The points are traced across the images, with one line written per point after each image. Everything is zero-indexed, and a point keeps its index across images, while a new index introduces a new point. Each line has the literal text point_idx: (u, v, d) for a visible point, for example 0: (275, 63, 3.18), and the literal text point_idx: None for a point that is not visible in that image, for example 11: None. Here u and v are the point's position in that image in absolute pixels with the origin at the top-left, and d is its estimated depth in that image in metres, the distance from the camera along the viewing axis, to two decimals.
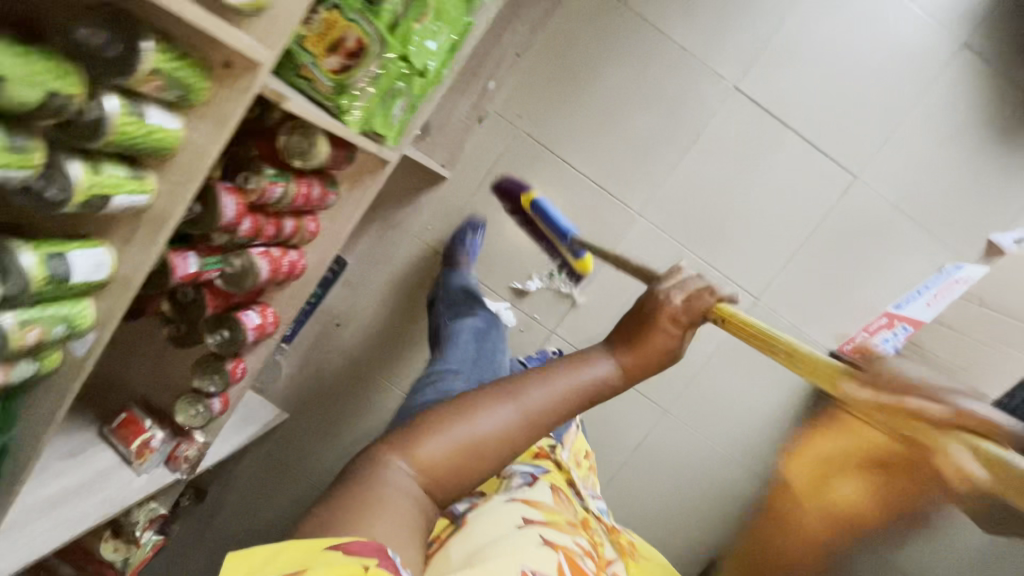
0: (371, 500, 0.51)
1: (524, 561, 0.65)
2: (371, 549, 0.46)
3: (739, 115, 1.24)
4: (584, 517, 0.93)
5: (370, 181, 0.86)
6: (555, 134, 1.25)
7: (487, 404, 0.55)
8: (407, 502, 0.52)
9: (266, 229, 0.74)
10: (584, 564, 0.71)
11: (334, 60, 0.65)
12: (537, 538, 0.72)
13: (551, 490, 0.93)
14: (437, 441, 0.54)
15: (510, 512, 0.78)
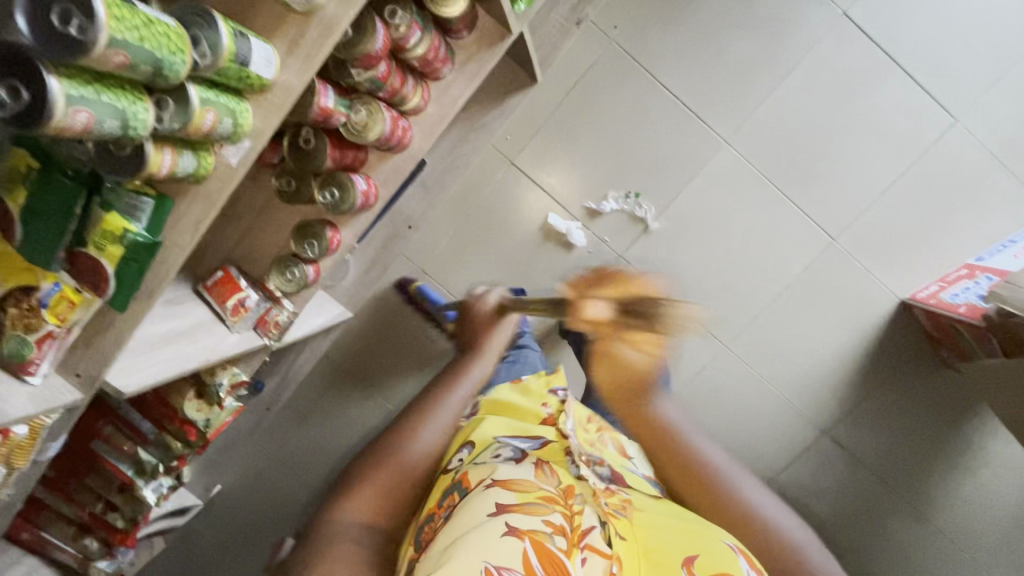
0: (328, 548, 0.54)
1: (489, 555, 0.55)
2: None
3: (842, 48, 1.18)
4: (573, 487, 0.70)
5: (490, 53, 0.84)
6: (650, 48, 1.21)
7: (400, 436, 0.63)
8: (353, 542, 0.55)
9: (393, 83, 0.72)
10: (555, 550, 0.58)
11: None
12: (502, 526, 0.59)
13: (536, 466, 0.72)
14: (359, 491, 0.59)
15: (479, 496, 0.64)
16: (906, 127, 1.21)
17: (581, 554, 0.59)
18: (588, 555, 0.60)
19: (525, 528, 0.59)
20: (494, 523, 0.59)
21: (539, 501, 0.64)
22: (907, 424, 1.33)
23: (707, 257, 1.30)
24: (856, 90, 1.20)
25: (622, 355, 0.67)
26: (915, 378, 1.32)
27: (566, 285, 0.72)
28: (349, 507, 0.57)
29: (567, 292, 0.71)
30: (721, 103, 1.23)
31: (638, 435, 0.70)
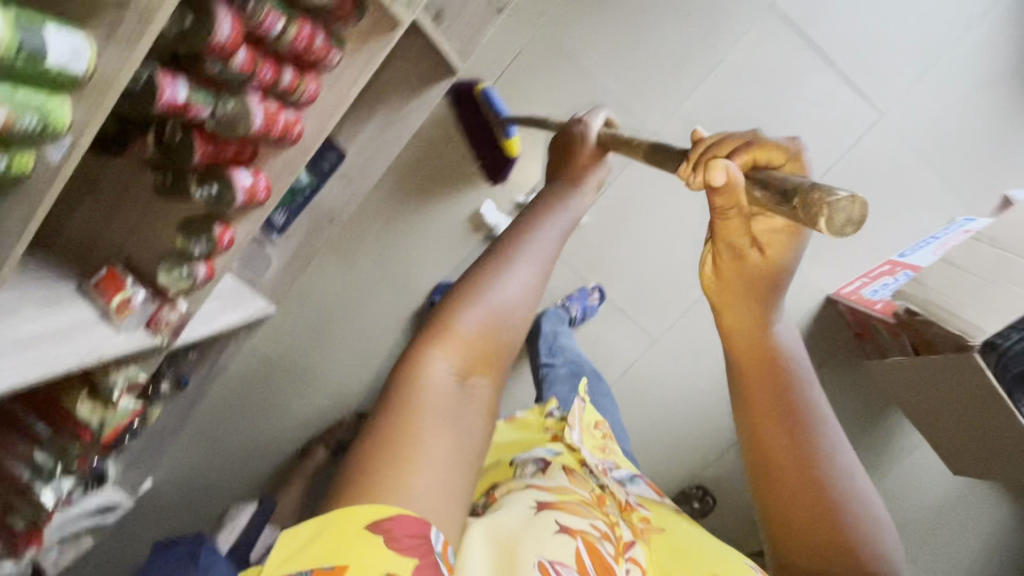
0: (417, 434, 0.47)
1: (543, 551, 0.57)
2: (416, 533, 0.44)
3: (767, 40, 1.16)
4: (603, 496, 0.74)
5: (381, 41, 0.79)
6: (574, 38, 1.18)
7: (495, 273, 0.55)
8: (447, 415, 0.50)
9: (263, 73, 0.69)
10: (603, 553, 0.61)
11: None
12: (553, 523, 0.62)
13: (567, 472, 0.76)
14: (475, 316, 0.53)
15: (521, 496, 0.68)
16: (833, 121, 1.20)
17: (624, 564, 0.63)
18: (630, 567, 0.63)
19: (575, 528, 0.62)
20: (544, 520, 0.62)
21: (578, 502, 0.68)
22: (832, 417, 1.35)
23: (636, 252, 1.29)
24: (784, 83, 1.19)
25: (746, 253, 0.57)
26: (839, 372, 1.32)
27: (744, 161, 0.50)
28: (434, 359, 0.51)
29: (731, 169, 0.48)
30: (647, 95, 1.21)
31: (742, 364, 0.64)
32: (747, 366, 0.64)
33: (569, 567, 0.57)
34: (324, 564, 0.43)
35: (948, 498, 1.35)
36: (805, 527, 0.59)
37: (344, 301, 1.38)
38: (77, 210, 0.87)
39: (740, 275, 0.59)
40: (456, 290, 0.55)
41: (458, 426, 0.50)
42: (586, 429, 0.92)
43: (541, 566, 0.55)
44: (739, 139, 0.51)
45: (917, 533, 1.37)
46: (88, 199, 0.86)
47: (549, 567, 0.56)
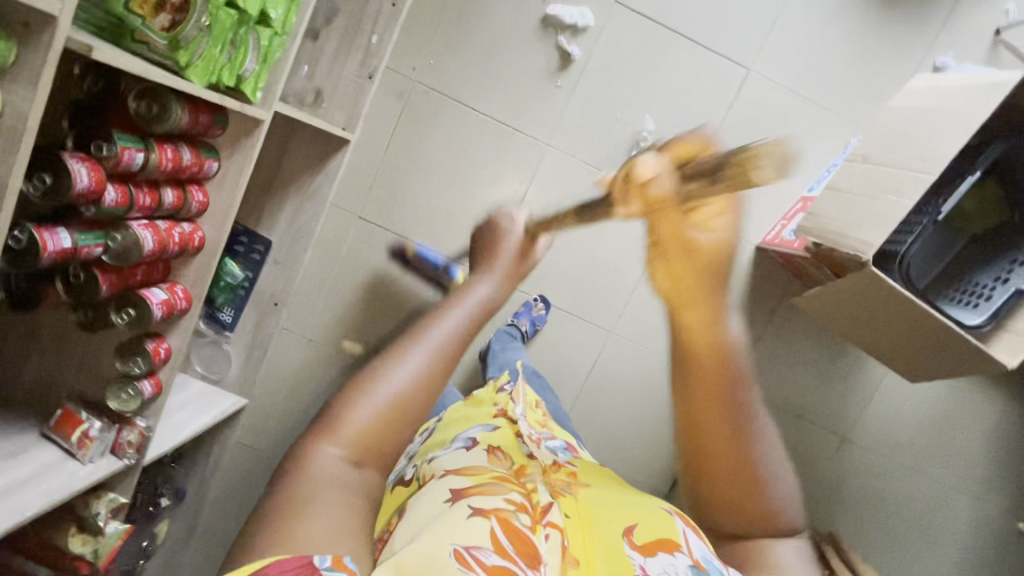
0: (296, 492, 0.50)
1: (456, 539, 0.55)
2: (298, 565, 0.45)
3: (623, 33, 1.24)
4: (525, 467, 0.77)
5: (249, 142, 0.86)
6: (450, 80, 1.27)
7: (400, 350, 0.58)
8: (351, 478, 0.53)
9: (142, 199, 0.76)
10: (519, 526, 0.59)
11: (158, 13, 0.66)
12: (465, 508, 0.60)
13: (488, 451, 0.78)
14: (383, 391, 0.55)
15: (438, 487, 0.67)
16: (707, 86, 1.27)
17: (543, 529, 0.62)
18: (550, 531, 0.62)
19: (489, 508, 0.60)
20: (458, 508, 0.60)
21: (493, 482, 0.67)
22: (800, 357, 1.36)
23: (566, 257, 1.34)
24: (651, 66, 1.26)
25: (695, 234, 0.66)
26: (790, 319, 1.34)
27: (658, 164, 0.71)
28: (324, 443, 0.53)
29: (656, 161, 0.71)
30: (531, 111, 1.28)
31: (700, 376, 0.69)
32: (688, 373, 0.70)
33: (486, 549, 0.55)
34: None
35: (942, 404, 1.35)
36: (737, 507, 0.71)
37: (312, 376, 1.43)
38: (25, 362, 0.93)
39: (691, 249, 0.66)
40: (365, 369, 0.57)
41: (357, 491, 0.53)
42: (527, 409, 1.00)
43: (456, 554, 0.53)
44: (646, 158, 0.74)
45: (924, 449, 1.36)
46: (31, 351, 0.93)
47: (465, 554, 0.53)
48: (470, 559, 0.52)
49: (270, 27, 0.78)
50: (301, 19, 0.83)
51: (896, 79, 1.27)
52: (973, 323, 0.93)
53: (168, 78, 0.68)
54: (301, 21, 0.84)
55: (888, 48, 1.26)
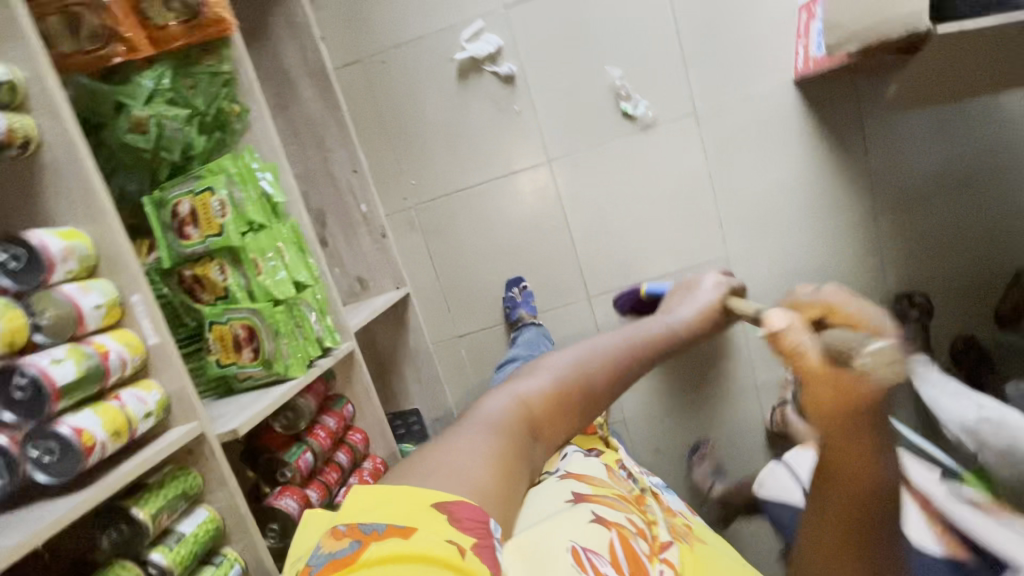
0: (465, 423, 0.56)
1: (575, 537, 0.57)
2: (476, 518, 0.45)
3: (532, 28, 1.21)
4: (643, 497, 0.80)
5: (357, 371, 0.94)
6: (438, 184, 1.30)
7: (552, 356, 0.63)
8: (500, 441, 0.54)
9: (328, 475, 0.86)
10: (637, 549, 0.61)
11: (240, 352, 0.77)
12: (587, 514, 0.62)
13: (607, 470, 0.82)
14: (532, 383, 0.60)
15: (560, 487, 0.69)
16: None
17: (657, 564, 0.62)
18: (664, 567, 0.62)
19: (610, 521, 0.63)
20: (581, 510, 0.63)
21: (612, 498, 0.71)
22: (919, 142, 1.22)
23: (639, 231, 1.30)
24: (576, 27, 1.20)
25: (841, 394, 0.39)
26: (893, 119, 1.21)
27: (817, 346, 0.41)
28: (484, 403, 0.58)
29: (800, 339, 0.42)
30: (515, 150, 1.28)
31: (826, 476, 0.43)
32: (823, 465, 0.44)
33: (603, 558, 0.56)
34: (398, 524, 0.43)
35: None
36: None
37: None
38: None
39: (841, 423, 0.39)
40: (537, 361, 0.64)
41: (507, 450, 0.54)
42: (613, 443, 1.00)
43: (574, 552, 0.54)
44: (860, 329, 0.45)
45: None
46: None
47: (582, 554, 0.55)
48: (586, 560, 0.54)
49: (308, 285, 0.86)
50: (319, 259, 0.91)
51: None
52: None
53: (283, 389, 0.76)
54: (320, 260, 0.91)
55: None
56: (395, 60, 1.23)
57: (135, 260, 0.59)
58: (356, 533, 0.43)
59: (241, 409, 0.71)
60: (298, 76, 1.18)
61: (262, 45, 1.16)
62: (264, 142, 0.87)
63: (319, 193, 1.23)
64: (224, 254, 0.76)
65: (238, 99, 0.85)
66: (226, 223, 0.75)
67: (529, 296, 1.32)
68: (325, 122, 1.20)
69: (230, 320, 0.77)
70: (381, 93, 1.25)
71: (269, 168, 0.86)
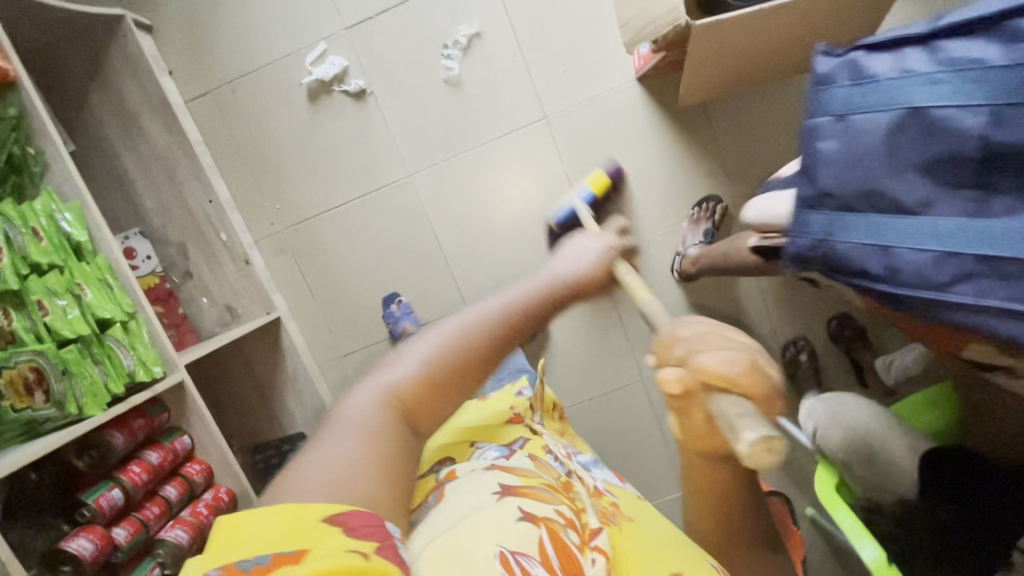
0: (338, 425, 0.48)
1: (502, 541, 0.50)
2: (371, 524, 0.39)
3: (373, 47, 1.22)
4: (572, 482, 0.69)
5: (190, 401, 0.94)
6: (301, 207, 1.30)
7: (446, 319, 0.57)
8: (369, 433, 0.47)
9: (147, 511, 0.85)
10: (568, 542, 0.53)
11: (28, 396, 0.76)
12: (513, 512, 0.55)
13: (532, 456, 0.72)
14: (402, 368, 0.52)
15: (483, 482, 0.62)
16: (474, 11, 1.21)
17: (590, 553, 0.54)
18: (597, 555, 0.54)
19: (539, 515, 0.55)
20: (506, 509, 0.55)
21: (542, 488, 0.62)
22: (766, 126, 1.24)
23: (507, 236, 1.30)
24: (419, 42, 1.22)
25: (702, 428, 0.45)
26: (736, 106, 1.24)
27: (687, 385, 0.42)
28: (349, 400, 0.51)
29: (710, 365, 0.42)
30: (373, 167, 1.28)
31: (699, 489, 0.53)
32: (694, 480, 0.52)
33: (531, 556, 0.49)
34: (284, 549, 0.35)
35: None
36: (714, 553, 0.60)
37: None
38: None
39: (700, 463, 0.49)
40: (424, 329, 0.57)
41: (388, 445, 0.47)
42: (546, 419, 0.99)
43: (501, 557, 0.48)
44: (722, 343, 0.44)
45: None
46: None
47: (512, 558, 0.48)
48: (512, 564, 0.47)
49: (116, 321, 0.86)
50: (134, 293, 0.91)
51: None
52: None
53: (73, 428, 0.76)
54: (137, 293, 0.91)
55: None
56: (244, 88, 1.24)
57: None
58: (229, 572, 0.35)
59: (17, 452, 0.71)
60: (143, 113, 1.19)
61: (104, 87, 1.17)
62: (64, 181, 0.87)
63: (178, 225, 1.24)
64: (7, 297, 0.75)
65: (32, 141, 0.86)
66: (2, 264, 0.75)
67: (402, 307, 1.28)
68: (177, 155, 1.21)
69: (16, 364, 0.75)
70: (234, 121, 1.26)
71: (70, 208, 0.86)
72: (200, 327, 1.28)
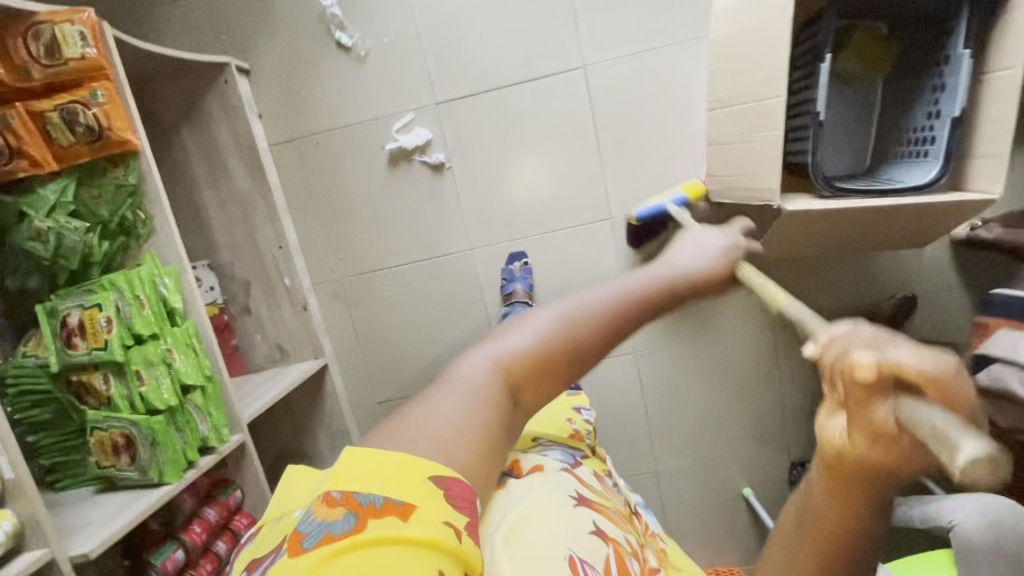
0: (443, 389, 0.52)
1: (572, 546, 0.60)
2: (468, 498, 0.46)
3: (459, 126, 1.26)
4: (629, 514, 0.79)
5: (248, 462, 0.99)
6: (363, 260, 1.34)
7: (580, 294, 0.57)
8: (482, 397, 0.51)
9: (201, 568, 0.90)
10: (631, 567, 0.62)
11: (117, 456, 0.83)
12: (589, 524, 0.64)
13: (595, 477, 0.81)
14: (515, 338, 0.55)
15: (561, 482, 0.71)
16: (561, 107, 1.23)
17: None
18: None
19: (609, 537, 0.65)
20: (582, 519, 0.65)
21: (612, 511, 0.73)
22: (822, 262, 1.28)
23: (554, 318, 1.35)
24: (505, 126, 1.25)
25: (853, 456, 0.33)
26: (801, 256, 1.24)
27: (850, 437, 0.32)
28: (466, 359, 0.54)
29: (834, 413, 0.33)
30: (439, 234, 1.32)
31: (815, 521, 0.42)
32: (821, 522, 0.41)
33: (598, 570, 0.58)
34: (397, 499, 0.43)
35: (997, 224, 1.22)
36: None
37: None
38: None
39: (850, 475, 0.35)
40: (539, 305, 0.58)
41: (495, 410, 0.51)
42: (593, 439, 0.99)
43: (570, 561, 0.57)
44: (891, 342, 0.30)
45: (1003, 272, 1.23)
46: None
47: (579, 564, 0.57)
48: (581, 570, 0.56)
49: (197, 385, 0.91)
50: (214, 356, 0.95)
51: None
52: (930, 182, 0.83)
53: (154, 494, 0.82)
54: (217, 357, 0.96)
55: None
56: (328, 142, 1.28)
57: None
58: (349, 503, 0.43)
59: (107, 518, 0.77)
60: (230, 155, 1.23)
61: (196, 126, 1.21)
62: (166, 247, 0.92)
63: (246, 263, 1.28)
64: (111, 365, 0.81)
65: (143, 207, 0.90)
66: (110, 337, 0.80)
67: (528, 272, 1.30)
68: (254, 198, 1.25)
69: (111, 427, 0.82)
70: (313, 171, 1.30)
71: (170, 273, 0.91)
72: (250, 360, 1.34)
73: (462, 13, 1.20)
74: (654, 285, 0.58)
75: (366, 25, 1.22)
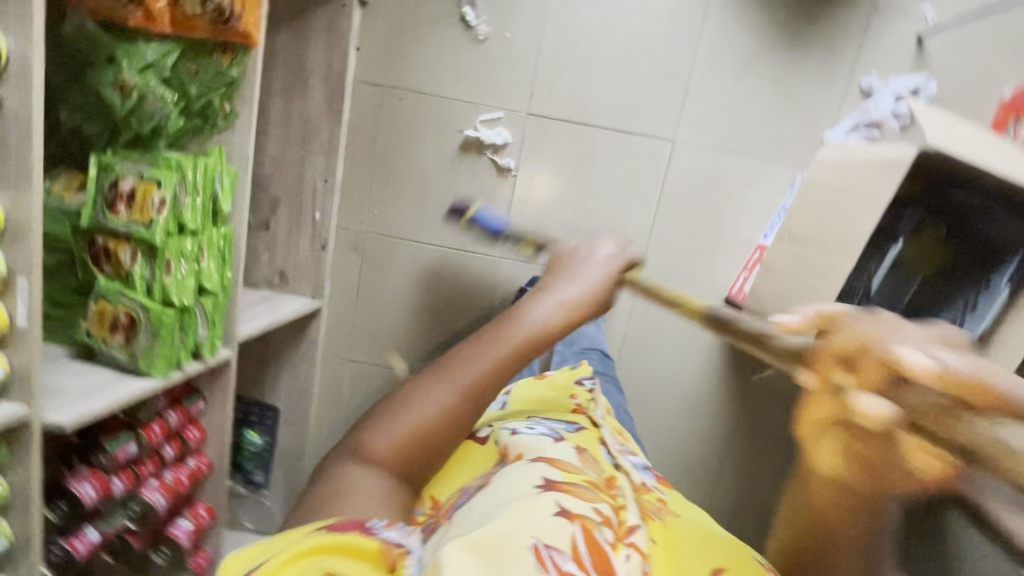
0: (339, 477, 0.54)
1: (535, 532, 0.49)
2: (354, 524, 0.47)
3: (539, 143, 1.28)
4: (616, 476, 0.69)
5: (224, 380, 0.97)
6: (395, 224, 1.33)
7: (445, 374, 0.60)
8: (368, 493, 0.53)
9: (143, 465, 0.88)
10: (603, 542, 0.52)
11: (112, 333, 0.79)
12: (551, 505, 0.54)
13: (577, 451, 0.71)
14: (389, 435, 0.57)
15: (526, 471, 0.61)
16: (638, 167, 1.27)
17: (625, 552, 0.54)
18: (632, 552, 0.54)
19: (575, 512, 0.54)
20: (545, 500, 0.54)
21: (585, 485, 0.61)
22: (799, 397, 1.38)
23: None
24: (581, 161, 1.28)
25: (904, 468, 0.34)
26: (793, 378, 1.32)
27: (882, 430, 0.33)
28: (347, 471, 0.55)
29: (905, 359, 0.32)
30: (476, 230, 1.32)
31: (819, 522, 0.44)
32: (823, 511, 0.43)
33: (564, 553, 0.49)
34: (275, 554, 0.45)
35: None
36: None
37: None
38: None
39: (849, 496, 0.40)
40: (399, 394, 0.61)
41: (381, 497, 0.53)
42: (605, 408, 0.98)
43: (535, 551, 0.47)
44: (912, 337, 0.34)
45: None
46: None
47: (544, 553, 0.48)
48: (545, 562, 0.47)
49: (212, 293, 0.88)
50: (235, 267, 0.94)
51: (826, 110, 1.23)
52: None
53: (135, 386, 0.79)
54: (236, 267, 0.95)
55: (810, 83, 1.22)
56: (412, 104, 1.27)
57: (37, 233, 0.62)
58: None
59: (83, 393, 0.74)
60: (316, 75, 1.20)
61: (295, 35, 1.18)
62: (237, 147, 0.91)
63: (285, 182, 1.25)
64: (144, 245, 0.78)
65: (232, 101, 0.89)
66: (158, 219, 0.77)
67: None
68: (320, 125, 1.22)
69: (118, 304, 0.78)
70: (385, 122, 1.28)
71: (229, 172, 0.89)
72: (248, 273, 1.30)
73: (586, 46, 1.23)
74: (508, 349, 0.61)
75: (495, 14, 1.22)
